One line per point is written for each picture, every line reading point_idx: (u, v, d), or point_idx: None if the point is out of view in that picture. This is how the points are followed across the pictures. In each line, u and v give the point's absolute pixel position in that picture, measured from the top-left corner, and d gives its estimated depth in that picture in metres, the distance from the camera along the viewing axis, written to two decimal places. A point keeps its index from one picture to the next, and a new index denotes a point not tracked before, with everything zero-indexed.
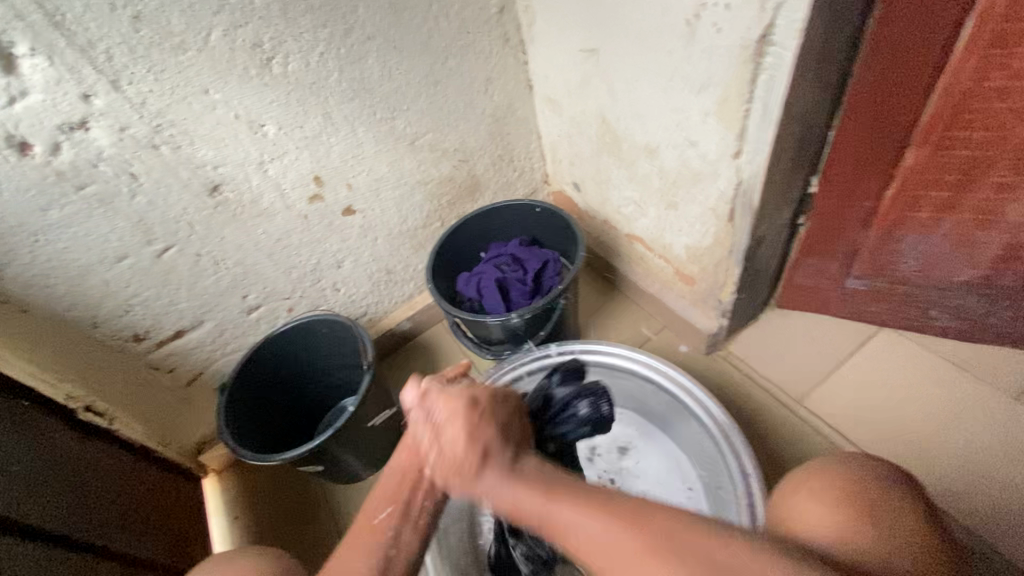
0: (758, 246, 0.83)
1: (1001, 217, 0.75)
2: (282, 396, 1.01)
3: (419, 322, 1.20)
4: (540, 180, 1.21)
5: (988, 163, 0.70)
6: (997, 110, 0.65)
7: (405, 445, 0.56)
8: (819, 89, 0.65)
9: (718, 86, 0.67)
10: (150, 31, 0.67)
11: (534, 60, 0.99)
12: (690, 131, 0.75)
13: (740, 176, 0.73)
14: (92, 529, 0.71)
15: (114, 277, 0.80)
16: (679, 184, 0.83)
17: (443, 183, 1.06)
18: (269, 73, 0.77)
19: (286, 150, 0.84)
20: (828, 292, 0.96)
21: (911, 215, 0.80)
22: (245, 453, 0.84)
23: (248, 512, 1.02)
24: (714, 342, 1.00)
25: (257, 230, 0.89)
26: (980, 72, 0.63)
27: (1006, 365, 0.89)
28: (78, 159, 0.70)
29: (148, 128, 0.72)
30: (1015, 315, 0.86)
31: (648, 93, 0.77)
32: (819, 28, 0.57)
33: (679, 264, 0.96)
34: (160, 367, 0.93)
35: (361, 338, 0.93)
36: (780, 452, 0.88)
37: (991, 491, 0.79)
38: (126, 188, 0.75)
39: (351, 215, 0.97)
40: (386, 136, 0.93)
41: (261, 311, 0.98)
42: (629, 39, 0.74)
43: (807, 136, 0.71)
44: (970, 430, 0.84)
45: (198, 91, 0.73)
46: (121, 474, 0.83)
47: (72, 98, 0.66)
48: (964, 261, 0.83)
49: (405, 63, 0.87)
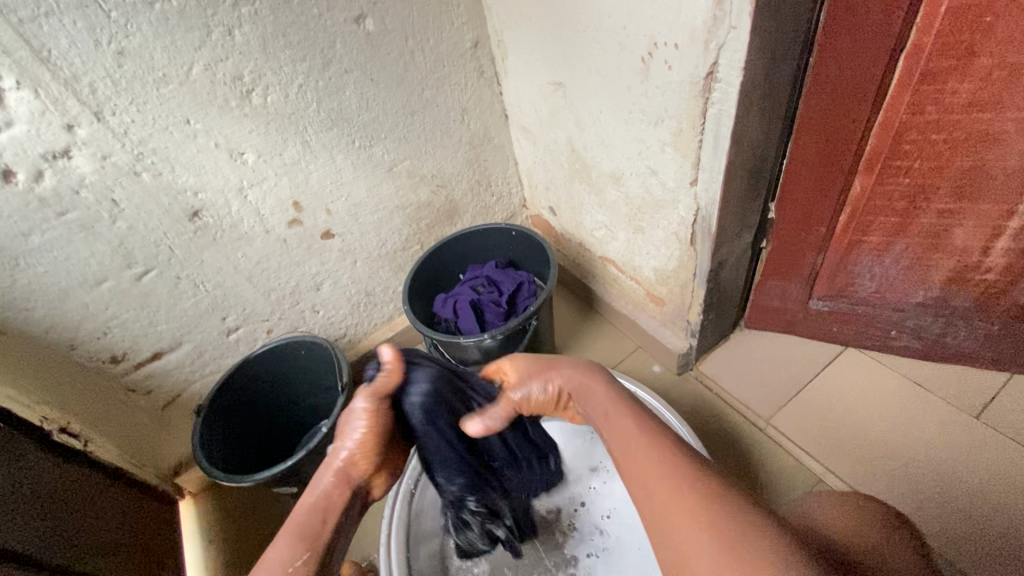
0: (721, 268, 0.86)
1: (947, 240, 0.79)
2: (259, 418, 1.02)
3: (399, 343, 1.22)
4: (518, 205, 1.25)
5: (929, 190, 0.74)
6: (933, 141, 0.69)
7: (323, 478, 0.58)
8: (765, 122, 0.69)
9: (673, 118, 0.71)
10: (133, 65, 0.70)
11: (508, 91, 1.04)
12: (651, 160, 0.79)
13: (698, 203, 0.77)
14: (63, 551, 0.70)
15: (93, 300, 0.82)
16: (643, 210, 0.87)
17: (422, 208, 1.09)
18: (248, 103, 0.80)
19: (266, 176, 0.87)
20: (793, 312, 0.99)
21: (864, 239, 0.83)
22: (219, 474, 0.85)
23: (223, 535, 1.01)
24: (684, 362, 1.03)
25: (237, 254, 0.91)
26: (915, 106, 0.67)
27: (964, 383, 0.92)
28: (60, 186, 0.72)
29: (130, 156, 0.75)
30: (969, 334, 0.89)
31: (611, 124, 0.81)
32: (760, 67, 0.61)
33: (649, 286, 0.99)
34: (137, 389, 0.94)
35: (337, 358, 0.95)
36: (749, 469, 0.90)
37: (951, 506, 0.80)
38: (107, 214, 0.77)
39: (330, 239, 1.00)
40: (365, 163, 0.96)
41: (240, 333, 1.00)
42: (591, 75, 0.79)
43: (759, 165, 0.75)
44: (930, 446, 0.86)
45: (179, 121, 0.76)
46: (93, 497, 0.82)
47: (55, 128, 0.69)
48: (917, 283, 0.86)
49: (382, 94, 0.91)
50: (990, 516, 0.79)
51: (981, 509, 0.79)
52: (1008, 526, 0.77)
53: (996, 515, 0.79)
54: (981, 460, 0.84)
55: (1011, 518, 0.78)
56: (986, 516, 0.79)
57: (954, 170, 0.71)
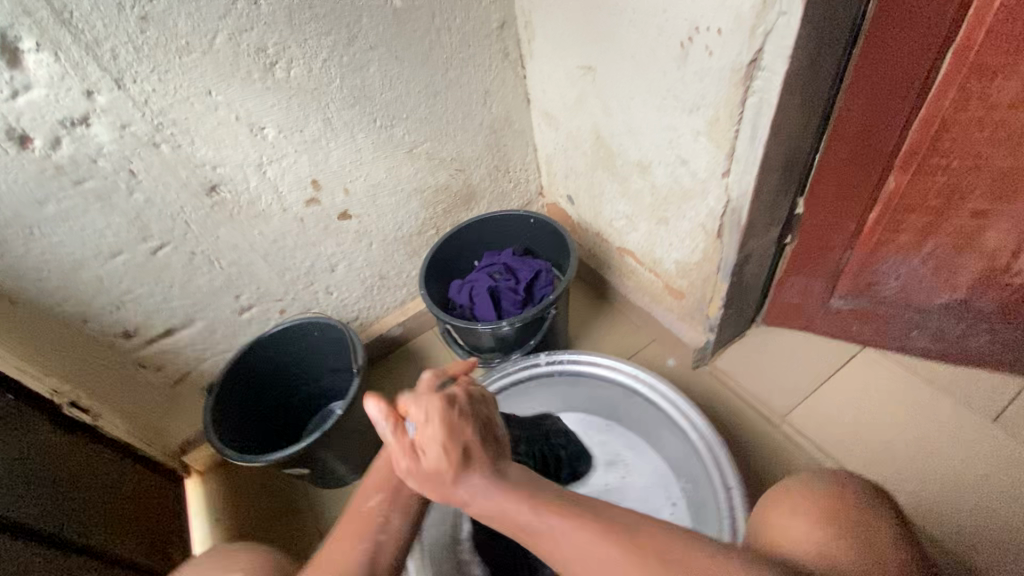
0: (745, 263, 0.85)
1: (978, 242, 0.78)
2: (270, 398, 1.01)
3: (411, 328, 1.21)
4: (535, 192, 1.23)
5: (965, 190, 0.73)
6: (973, 139, 0.68)
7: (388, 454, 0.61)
8: (804, 113, 0.68)
9: (709, 106, 0.69)
10: (156, 32, 0.68)
11: (533, 74, 1.02)
12: (681, 149, 0.77)
13: (728, 194, 0.75)
14: (71, 526, 0.70)
15: (107, 273, 0.80)
16: (669, 201, 0.86)
17: (440, 191, 1.07)
18: (271, 77, 0.78)
19: (285, 153, 0.85)
20: (813, 310, 0.98)
21: (893, 238, 0.82)
22: (232, 453, 0.84)
23: (230, 515, 1.01)
24: (700, 357, 1.02)
25: (253, 231, 0.89)
26: (959, 102, 0.66)
27: (982, 387, 0.91)
28: (77, 154, 0.70)
29: (149, 126, 0.73)
30: (991, 338, 0.88)
31: (642, 111, 0.80)
32: (805, 55, 0.60)
33: (668, 279, 0.98)
34: (148, 364, 0.92)
35: (352, 341, 0.94)
36: (763, 467, 0.89)
37: (966, 510, 0.80)
38: (124, 185, 0.75)
39: (347, 220, 0.98)
40: (385, 143, 0.94)
41: (253, 312, 0.99)
42: (624, 59, 0.77)
43: (792, 158, 0.73)
44: (948, 449, 0.86)
45: (201, 92, 0.74)
46: (101, 471, 0.82)
47: (75, 94, 0.67)
48: (943, 284, 0.85)
49: (407, 73, 0.89)
50: (1007, 521, 0.79)
51: (996, 512, 0.80)
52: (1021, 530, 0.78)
53: (1013, 519, 0.79)
54: (999, 465, 0.83)
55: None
56: (1003, 519, 0.79)
57: (994, 169, 0.69)
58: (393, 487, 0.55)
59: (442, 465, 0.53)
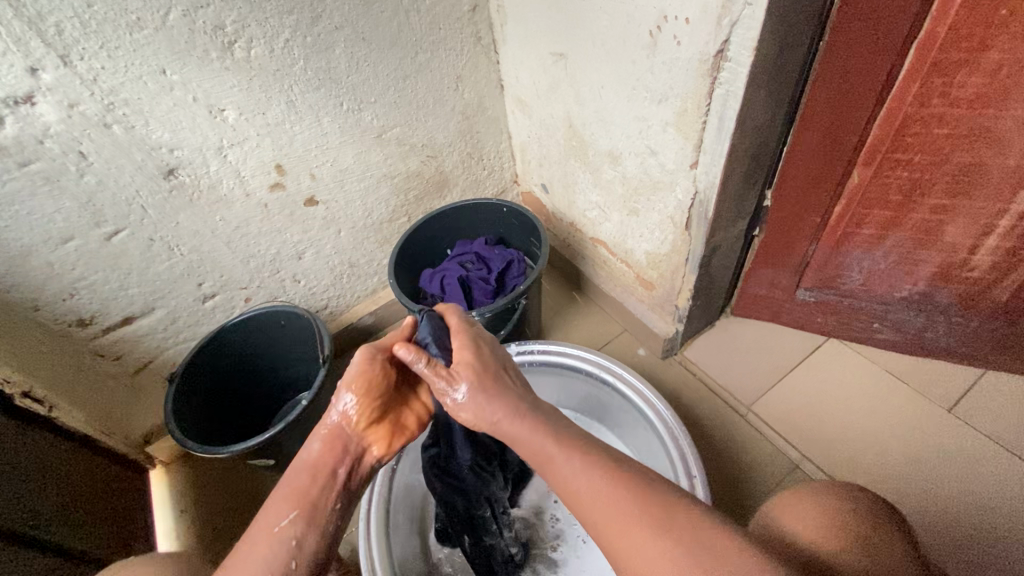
0: (713, 255, 0.86)
1: (938, 236, 0.79)
2: (235, 388, 0.99)
3: (382, 316, 1.19)
4: (510, 180, 1.22)
5: (926, 185, 0.74)
6: (934, 134, 0.69)
7: (316, 438, 0.54)
8: (771, 106, 0.67)
9: (677, 97, 0.69)
10: (104, 6, 0.64)
11: (506, 60, 1.00)
12: (651, 140, 0.77)
13: (696, 186, 0.75)
14: (26, 520, 0.68)
15: (59, 259, 0.77)
16: (640, 192, 0.85)
17: (411, 178, 1.05)
18: (230, 56, 0.75)
19: (247, 136, 0.82)
20: (780, 302, 1.00)
21: (857, 231, 0.84)
22: (193, 444, 0.82)
23: (196, 505, 0.99)
24: (669, 347, 1.03)
25: (214, 217, 0.87)
26: (922, 98, 0.66)
27: (939, 377, 0.94)
28: (22, 135, 0.67)
29: (100, 106, 0.70)
30: (949, 329, 0.91)
31: (612, 100, 0.79)
32: (771, 48, 0.60)
33: (639, 269, 0.98)
34: (106, 354, 0.89)
35: (319, 331, 0.92)
36: (728, 456, 0.91)
37: (919, 496, 0.83)
38: (74, 167, 0.72)
39: (314, 206, 0.96)
40: (353, 128, 0.92)
41: (217, 300, 0.96)
42: (595, 47, 0.76)
43: (759, 151, 0.73)
44: (903, 438, 0.89)
45: (154, 71, 0.71)
46: (59, 463, 0.79)
47: (17, 71, 0.63)
48: (904, 277, 0.87)
49: (374, 55, 0.87)
50: (957, 506, 0.82)
51: (947, 498, 0.82)
52: (970, 515, 0.81)
53: (964, 505, 0.82)
54: (952, 453, 0.86)
55: (973, 507, 0.81)
56: (954, 504, 0.82)
57: (953, 165, 0.70)
58: (302, 466, 0.52)
59: (360, 449, 0.56)
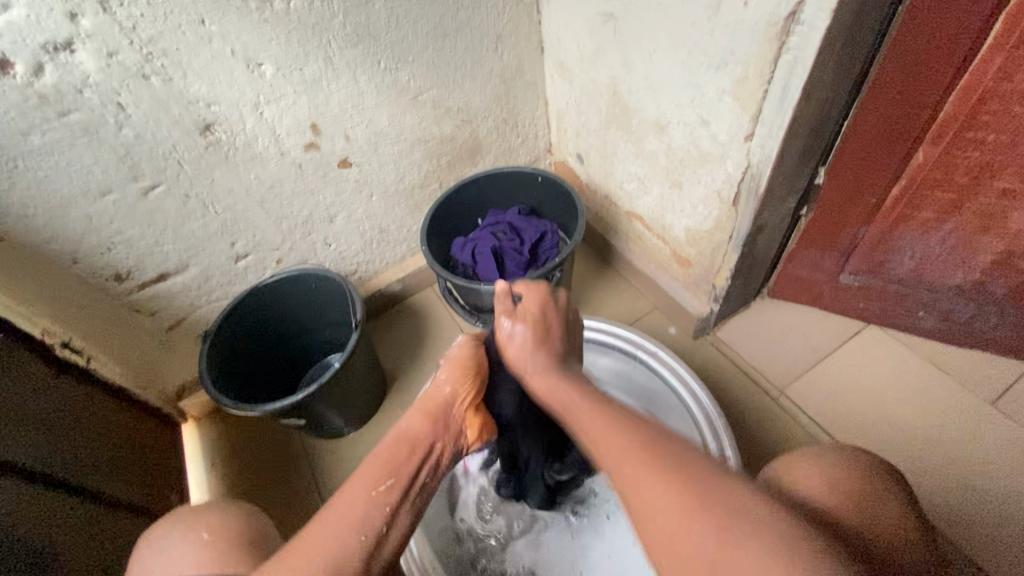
0: (758, 233, 0.83)
1: (1001, 223, 0.75)
2: (268, 347, 1.00)
3: (410, 284, 1.19)
4: (543, 149, 1.19)
5: (995, 168, 0.70)
6: (1014, 113, 0.64)
7: (420, 409, 0.57)
8: (839, 75, 0.64)
9: (738, 63, 0.65)
10: None
11: (548, 20, 0.96)
12: (703, 109, 0.73)
13: (749, 160, 0.72)
14: (69, 468, 0.70)
15: (98, 212, 0.77)
16: (685, 164, 0.82)
17: (444, 143, 1.03)
18: (269, 8, 0.72)
19: (284, 93, 0.80)
20: (821, 285, 0.97)
21: (912, 215, 0.80)
22: (228, 401, 0.83)
23: (228, 462, 1.01)
24: (703, 326, 1.01)
25: (249, 175, 0.86)
26: (1004, 72, 0.62)
27: (984, 371, 0.91)
28: (62, 83, 0.66)
29: (139, 56, 0.68)
30: (999, 321, 0.87)
31: (664, 65, 0.75)
32: (850, 10, 0.56)
33: (677, 246, 0.96)
34: (142, 309, 0.90)
35: (351, 295, 0.92)
36: (760, 439, 0.90)
37: (956, 489, 0.81)
38: (113, 119, 0.71)
39: (347, 168, 0.94)
40: (389, 88, 0.89)
41: (249, 260, 0.96)
42: (650, 7, 0.72)
43: (820, 125, 0.70)
44: (943, 429, 0.86)
45: (193, 20, 0.69)
46: (98, 413, 0.81)
47: (57, 16, 0.62)
48: (958, 264, 0.83)
49: (415, 11, 0.83)
50: (995, 501, 0.80)
51: (985, 492, 0.81)
52: (1009, 510, 0.79)
53: (1000, 498, 0.80)
54: (993, 447, 0.84)
55: (1010, 503, 0.80)
56: (993, 499, 0.80)
57: None
58: (401, 433, 0.54)
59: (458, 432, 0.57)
